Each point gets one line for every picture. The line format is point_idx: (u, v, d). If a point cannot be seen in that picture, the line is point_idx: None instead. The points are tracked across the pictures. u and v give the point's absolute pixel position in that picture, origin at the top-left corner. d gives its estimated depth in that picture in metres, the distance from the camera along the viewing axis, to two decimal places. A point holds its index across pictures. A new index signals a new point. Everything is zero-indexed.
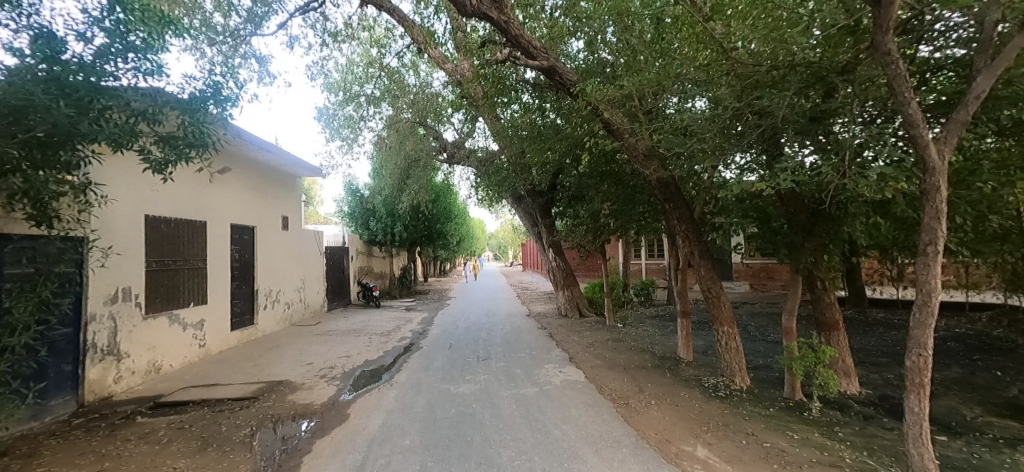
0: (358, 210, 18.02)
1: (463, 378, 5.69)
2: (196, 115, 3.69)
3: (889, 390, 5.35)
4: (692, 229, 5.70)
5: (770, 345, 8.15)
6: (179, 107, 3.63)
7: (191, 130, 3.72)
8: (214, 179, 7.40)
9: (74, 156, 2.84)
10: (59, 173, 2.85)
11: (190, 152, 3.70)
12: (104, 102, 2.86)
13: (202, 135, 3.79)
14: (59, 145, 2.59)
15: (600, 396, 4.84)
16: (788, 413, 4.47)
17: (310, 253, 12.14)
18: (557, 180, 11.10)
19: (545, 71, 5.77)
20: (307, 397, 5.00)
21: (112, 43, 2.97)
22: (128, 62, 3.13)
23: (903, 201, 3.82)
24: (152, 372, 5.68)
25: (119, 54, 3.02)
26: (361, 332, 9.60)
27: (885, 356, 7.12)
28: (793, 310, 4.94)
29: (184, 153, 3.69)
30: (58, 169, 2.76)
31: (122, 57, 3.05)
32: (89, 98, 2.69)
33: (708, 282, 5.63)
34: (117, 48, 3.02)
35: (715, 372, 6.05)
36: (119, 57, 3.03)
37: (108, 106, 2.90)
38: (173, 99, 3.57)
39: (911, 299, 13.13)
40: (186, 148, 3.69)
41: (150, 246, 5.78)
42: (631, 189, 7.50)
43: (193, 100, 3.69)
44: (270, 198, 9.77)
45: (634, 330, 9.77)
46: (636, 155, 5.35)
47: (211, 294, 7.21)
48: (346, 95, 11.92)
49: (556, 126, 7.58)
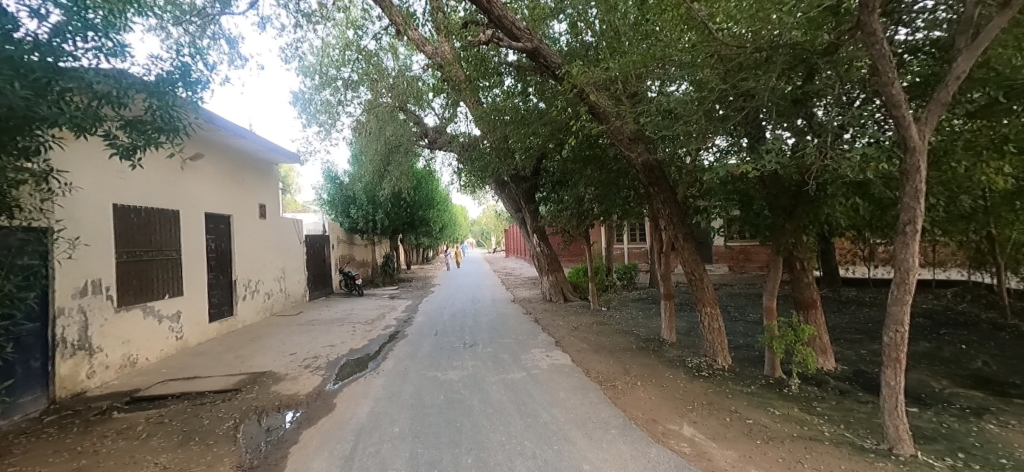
0: (339, 197, 17.61)
1: (450, 364, 5.68)
2: (165, 98, 3.48)
3: (863, 365, 5.58)
4: (676, 212, 5.72)
5: (749, 325, 8.38)
6: (146, 89, 3.40)
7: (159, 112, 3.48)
8: (185, 166, 7.07)
9: (32, 141, 2.69)
10: (16, 160, 2.68)
11: (160, 137, 3.45)
12: (63, 84, 2.68)
13: (172, 118, 3.56)
14: (12, 129, 2.41)
15: (587, 380, 4.90)
16: (768, 390, 4.61)
17: (290, 243, 11.84)
18: (541, 165, 11.04)
19: (529, 53, 5.63)
20: (292, 387, 4.92)
21: (69, 21, 2.79)
22: (88, 41, 2.92)
23: (882, 183, 3.92)
24: (129, 366, 5.49)
25: (77, 33, 2.83)
26: (345, 321, 9.48)
27: (857, 333, 7.41)
28: (774, 291, 5.06)
29: (153, 139, 3.43)
30: (14, 155, 2.56)
31: (81, 36, 2.86)
32: (46, 80, 2.53)
33: (692, 265, 5.70)
34: (75, 26, 2.84)
35: (698, 352, 6.19)
36: (78, 36, 2.84)
37: (66, 87, 2.68)
38: (138, 81, 3.35)
39: (881, 277, 13.66)
40: (155, 134, 3.43)
41: (119, 237, 5.51)
42: (615, 173, 7.50)
43: (161, 81, 3.47)
44: (246, 186, 9.43)
45: (618, 313, 9.92)
46: (622, 138, 5.34)
47: (187, 285, 6.97)
48: (322, 79, 11.49)
49: (540, 110, 7.48)
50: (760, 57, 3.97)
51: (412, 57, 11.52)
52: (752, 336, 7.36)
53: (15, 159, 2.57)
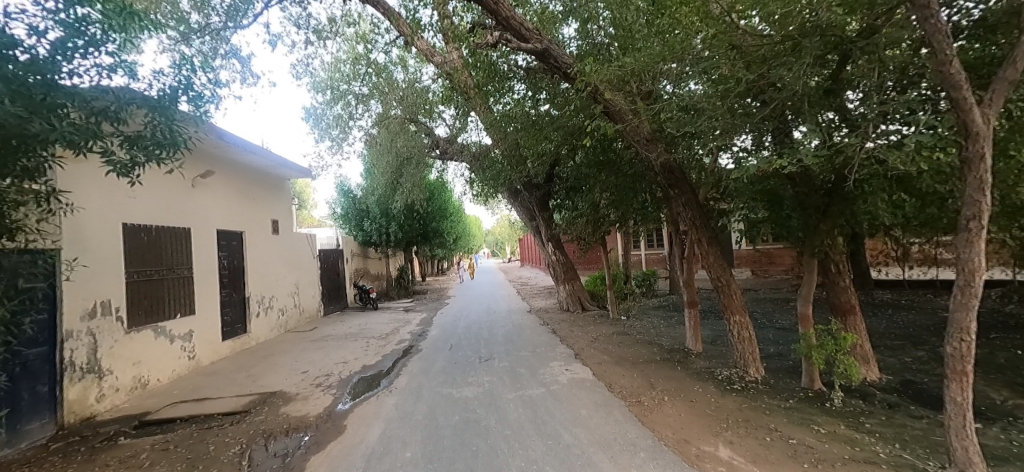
0: (352, 211, 17.71)
1: (465, 380, 5.44)
2: (166, 113, 3.45)
3: (910, 374, 5.14)
4: (699, 214, 5.41)
5: (779, 332, 7.95)
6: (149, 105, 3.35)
7: (163, 129, 3.43)
8: (196, 183, 7.06)
9: (38, 161, 2.67)
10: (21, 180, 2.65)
11: (162, 153, 3.42)
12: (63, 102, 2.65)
13: (174, 134, 3.52)
14: (15, 150, 2.38)
15: (610, 395, 4.58)
16: (809, 404, 4.25)
17: (303, 257, 11.83)
18: (554, 172, 10.87)
19: (538, 55, 5.45)
20: (302, 408, 4.74)
21: (71, 39, 2.75)
22: (88, 57, 2.84)
23: (929, 176, 3.60)
24: (140, 388, 5.40)
25: (78, 49, 2.79)
26: (358, 336, 9.33)
27: (899, 339, 6.92)
28: (810, 296, 4.69)
29: (153, 154, 3.39)
30: (17, 177, 2.51)
31: (82, 53, 2.82)
32: (46, 98, 2.50)
33: (719, 270, 5.36)
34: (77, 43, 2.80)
35: (727, 363, 5.82)
36: (80, 53, 2.81)
37: (61, 105, 2.59)
38: (140, 97, 3.30)
39: (917, 279, 12.95)
40: (156, 149, 3.40)
41: (128, 256, 5.46)
42: (631, 177, 7.25)
43: (164, 96, 3.43)
44: (258, 202, 9.45)
45: (639, 322, 9.55)
46: (639, 139, 5.13)
47: (200, 303, 6.91)
48: (334, 94, 11.59)
49: (552, 116, 7.33)
50: (789, 44, 3.75)
51: (422, 68, 11.57)
52: (784, 344, 6.94)
53: (17, 180, 2.51)
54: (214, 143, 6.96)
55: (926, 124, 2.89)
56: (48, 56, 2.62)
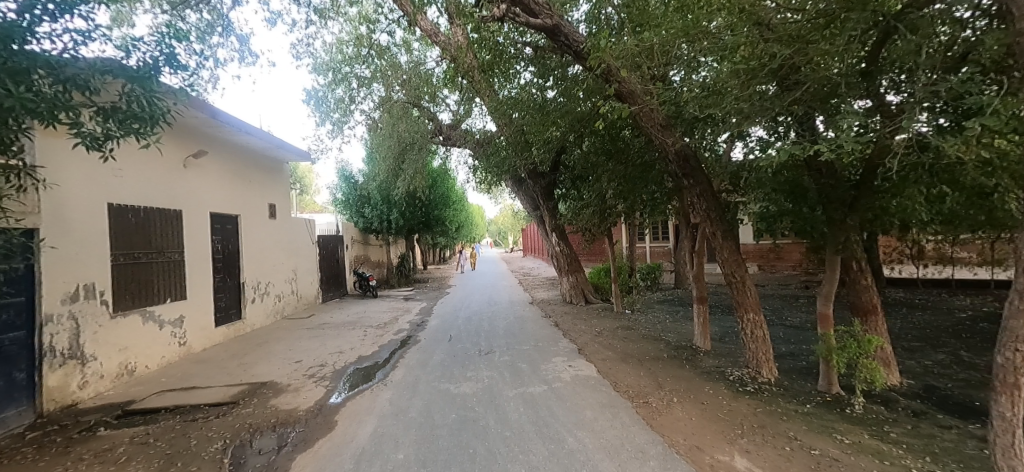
0: (353, 197, 17.42)
1: (464, 375, 5.21)
2: (146, 86, 3.14)
3: (932, 379, 4.86)
4: (714, 207, 5.07)
5: (789, 330, 7.69)
6: (126, 74, 3.04)
7: (142, 101, 3.14)
8: (188, 164, 6.78)
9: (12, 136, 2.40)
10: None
11: (141, 127, 3.16)
12: (31, 71, 2.36)
13: (154, 107, 3.23)
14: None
15: (615, 395, 4.34)
16: (827, 410, 3.99)
17: (302, 243, 11.61)
18: (560, 159, 10.57)
19: (548, 32, 5.10)
20: (292, 401, 4.52)
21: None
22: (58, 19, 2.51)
23: (977, 168, 3.25)
24: (126, 375, 5.21)
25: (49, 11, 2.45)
26: (355, 325, 9.13)
27: (916, 340, 6.64)
28: (831, 295, 4.39)
29: (130, 128, 3.11)
30: None
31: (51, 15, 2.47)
32: (16, 67, 2.22)
33: (733, 265, 5.05)
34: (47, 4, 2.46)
35: (737, 363, 5.57)
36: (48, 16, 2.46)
37: (28, 72, 2.30)
38: (117, 67, 3.00)
39: (932, 278, 12.58)
40: (132, 123, 3.11)
41: (114, 238, 5.22)
42: (641, 167, 6.93)
43: (143, 65, 3.11)
44: (254, 185, 9.16)
45: (643, 317, 9.31)
46: (654, 125, 4.83)
47: (191, 288, 6.69)
48: (337, 77, 11.24)
49: (560, 101, 7.02)
50: (825, 20, 3.41)
51: (427, 52, 11.23)
52: (796, 344, 6.68)
53: None
54: (208, 122, 6.68)
55: (987, 107, 2.53)
56: (16, 19, 2.31)
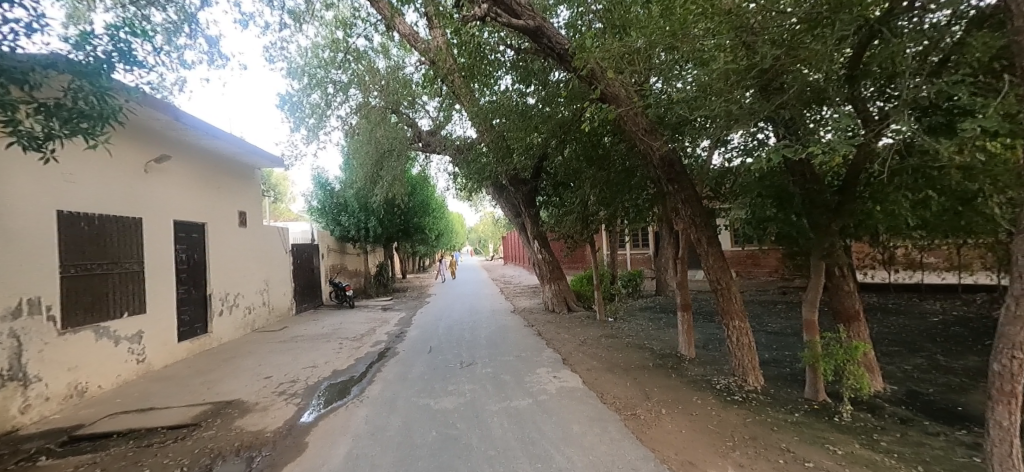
0: (329, 204, 16.96)
1: (444, 389, 4.97)
2: (96, 83, 2.86)
3: (912, 384, 4.91)
4: (699, 213, 4.99)
5: (771, 337, 7.73)
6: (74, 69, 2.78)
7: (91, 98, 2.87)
8: (149, 168, 6.36)
9: None
10: None
11: (89, 126, 2.87)
12: None
13: (104, 105, 2.94)
14: None
15: (603, 408, 4.19)
16: (816, 419, 3.94)
17: (274, 252, 11.12)
18: (541, 166, 10.50)
19: (530, 33, 4.99)
20: (259, 422, 4.19)
21: None
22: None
23: (958, 174, 3.27)
24: (76, 396, 4.75)
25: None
26: (331, 337, 8.75)
27: (893, 345, 6.75)
28: (816, 301, 4.36)
29: (76, 127, 2.83)
30: None
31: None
32: None
33: (718, 272, 4.98)
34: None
35: (723, 371, 5.51)
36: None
37: None
38: (62, 61, 2.72)
39: (902, 283, 12.99)
40: (78, 121, 2.83)
41: (65, 248, 4.81)
42: (623, 173, 6.89)
43: (93, 59, 2.86)
44: (222, 191, 8.73)
45: (626, 325, 9.24)
46: (637, 130, 4.82)
47: (151, 300, 6.23)
48: (312, 81, 10.94)
49: (540, 107, 6.96)
50: (809, 24, 3.40)
51: (406, 57, 11.09)
52: (778, 350, 6.70)
53: None
54: (172, 125, 6.32)
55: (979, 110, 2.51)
56: None
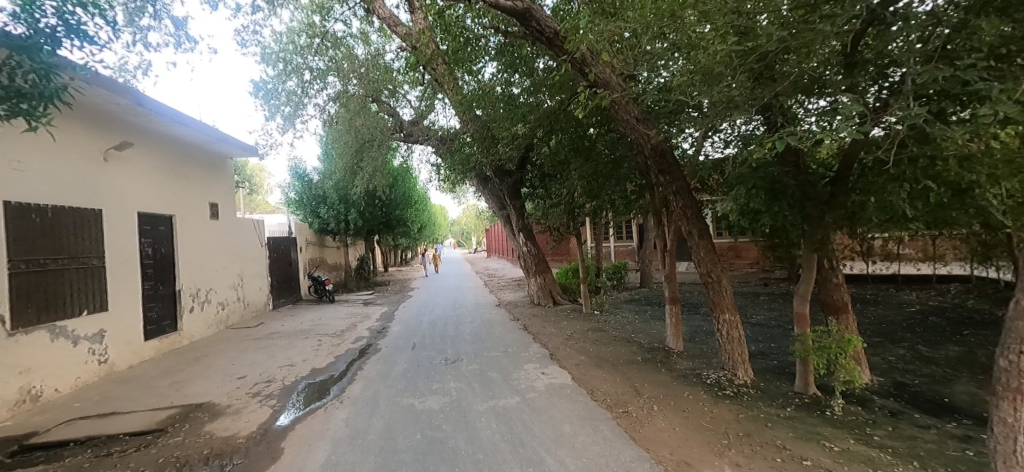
0: (308, 196, 16.43)
1: (429, 388, 4.77)
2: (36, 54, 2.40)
3: (896, 375, 4.96)
4: (691, 204, 4.83)
5: (756, 329, 7.76)
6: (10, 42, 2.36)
7: (32, 75, 2.42)
8: (108, 157, 5.91)
9: None
10: None
11: (29, 106, 2.40)
12: None
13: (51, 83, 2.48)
14: None
15: (593, 405, 4.07)
16: (808, 413, 3.92)
17: (248, 246, 10.64)
18: (527, 157, 10.29)
19: (518, 16, 4.72)
20: (231, 426, 3.89)
21: None
22: None
23: (957, 164, 3.20)
24: (29, 401, 4.30)
25: None
26: (310, 333, 8.44)
27: (875, 336, 6.84)
28: (807, 294, 4.32)
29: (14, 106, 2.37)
30: None
31: None
32: None
33: (709, 265, 4.87)
34: None
35: (711, 365, 5.46)
36: None
37: None
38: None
39: (879, 274, 13.32)
40: (17, 100, 2.37)
41: (15, 241, 4.37)
42: (610, 164, 6.73)
43: (35, 33, 2.44)
44: (190, 181, 8.23)
45: (613, 318, 9.19)
46: (628, 118, 4.69)
47: (112, 297, 5.81)
48: (287, 67, 10.44)
49: (527, 95, 6.72)
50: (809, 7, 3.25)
51: (386, 44, 10.70)
52: (764, 342, 6.71)
53: None
54: (133, 109, 5.88)
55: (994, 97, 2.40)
56: None
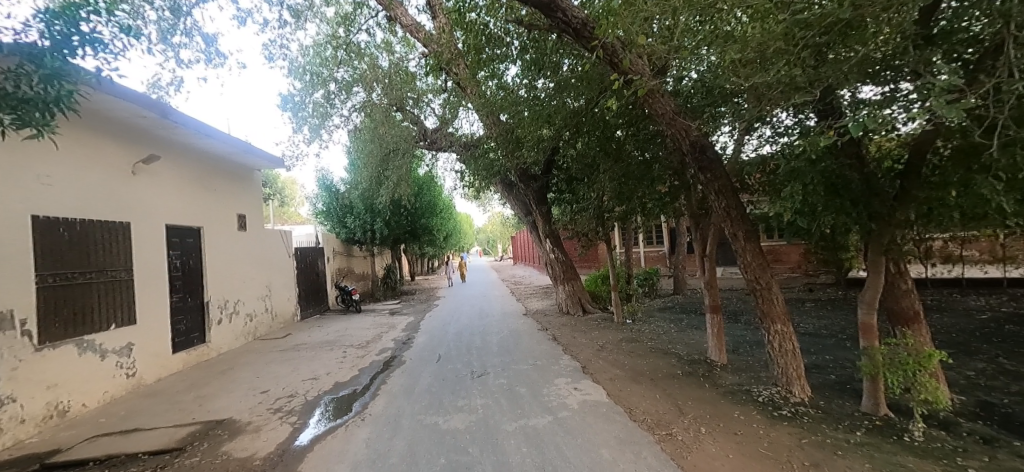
0: (334, 206, 16.69)
1: (454, 405, 4.50)
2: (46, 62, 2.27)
3: (983, 394, 4.33)
4: (736, 204, 4.41)
5: (807, 339, 7.14)
6: (18, 49, 2.28)
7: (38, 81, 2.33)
8: (136, 170, 6.01)
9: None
10: None
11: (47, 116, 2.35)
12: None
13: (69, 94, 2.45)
14: None
15: (632, 426, 3.70)
16: (882, 439, 3.42)
17: (275, 256, 10.77)
18: (553, 160, 10.02)
19: (542, 7, 4.44)
20: (250, 445, 3.73)
21: None
22: None
23: None
24: (57, 416, 4.29)
25: None
26: (335, 344, 8.36)
27: (947, 347, 6.13)
28: (874, 303, 3.82)
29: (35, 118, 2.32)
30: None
31: None
32: None
33: (758, 270, 4.43)
34: None
35: (761, 380, 4.97)
36: None
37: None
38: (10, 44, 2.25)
39: (940, 278, 12.22)
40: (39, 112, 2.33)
41: (43, 255, 4.40)
42: (643, 164, 6.36)
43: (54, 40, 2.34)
44: (218, 193, 8.37)
45: (646, 327, 8.72)
46: (663, 113, 4.40)
47: (140, 310, 5.85)
48: (314, 80, 10.58)
49: (552, 96, 6.47)
50: None
51: (409, 53, 10.71)
52: (819, 354, 6.12)
53: None
54: (160, 123, 5.98)
55: None
56: None
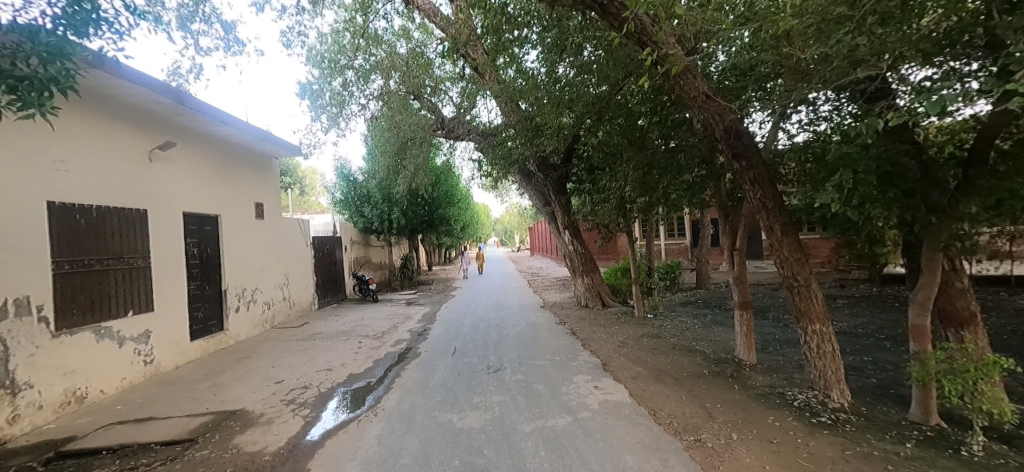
0: (352, 195, 16.73)
1: (469, 401, 4.35)
2: (43, 38, 2.11)
3: None
4: (774, 194, 4.06)
5: (843, 338, 6.73)
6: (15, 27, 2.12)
7: (34, 57, 2.17)
8: (153, 157, 5.99)
9: None
10: None
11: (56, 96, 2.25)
12: None
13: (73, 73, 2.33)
14: None
15: (657, 430, 3.48)
16: (935, 453, 3.11)
17: (293, 246, 10.80)
18: (573, 148, 9.71)
19: None
20: (260, 438, 3.65)
21: None
22: None
23: None
24: (75, 403, 4.32)
25: None
26: (351, 335, 8.33)
27: (1003, 351, 5.66)
28: (928, 303, 3.46)
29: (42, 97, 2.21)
30: None
31: None
32: None
33: (796, 266, 4.09)
34: None
35: (796, 382, 4.64)
36: None
37: None
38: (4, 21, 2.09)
39: (986, 276, 11.46)
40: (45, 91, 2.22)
41: (59, 241, 4.39)
42: (670, 152, 6.01)
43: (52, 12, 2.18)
44: (236, 182, 8.38)
45: (669, 322, 8.42)
46: (696, 96, 4.09)
47: (158, 298, 5.87)
48: (332, 68, 10.47)
49: (575, 80, 6.16)
50: None
51: (427, 40, 10.47)
52: (858, 356, 5.73)
53: None
54: (177, 109, 5.93)
55: None
56: None
